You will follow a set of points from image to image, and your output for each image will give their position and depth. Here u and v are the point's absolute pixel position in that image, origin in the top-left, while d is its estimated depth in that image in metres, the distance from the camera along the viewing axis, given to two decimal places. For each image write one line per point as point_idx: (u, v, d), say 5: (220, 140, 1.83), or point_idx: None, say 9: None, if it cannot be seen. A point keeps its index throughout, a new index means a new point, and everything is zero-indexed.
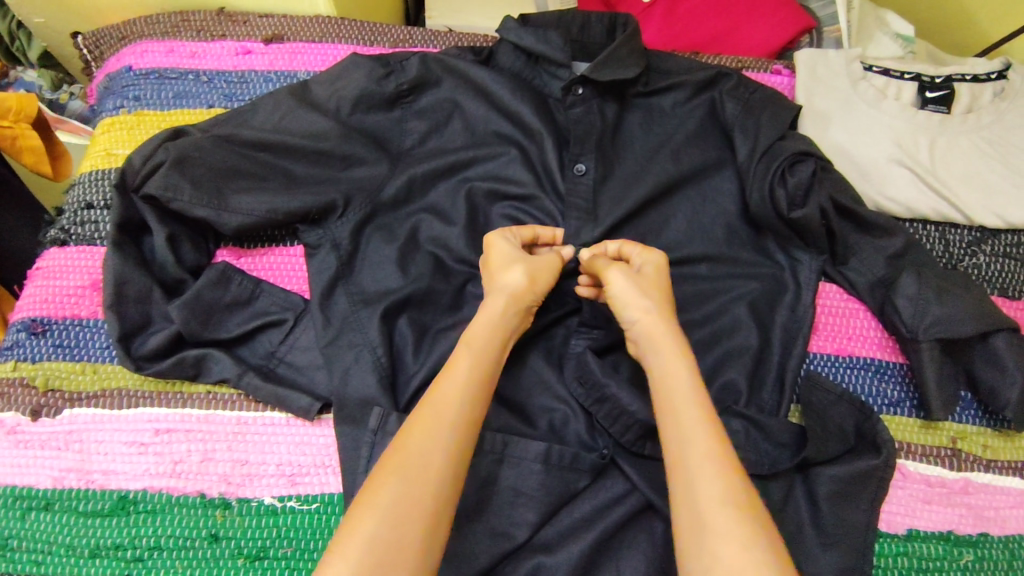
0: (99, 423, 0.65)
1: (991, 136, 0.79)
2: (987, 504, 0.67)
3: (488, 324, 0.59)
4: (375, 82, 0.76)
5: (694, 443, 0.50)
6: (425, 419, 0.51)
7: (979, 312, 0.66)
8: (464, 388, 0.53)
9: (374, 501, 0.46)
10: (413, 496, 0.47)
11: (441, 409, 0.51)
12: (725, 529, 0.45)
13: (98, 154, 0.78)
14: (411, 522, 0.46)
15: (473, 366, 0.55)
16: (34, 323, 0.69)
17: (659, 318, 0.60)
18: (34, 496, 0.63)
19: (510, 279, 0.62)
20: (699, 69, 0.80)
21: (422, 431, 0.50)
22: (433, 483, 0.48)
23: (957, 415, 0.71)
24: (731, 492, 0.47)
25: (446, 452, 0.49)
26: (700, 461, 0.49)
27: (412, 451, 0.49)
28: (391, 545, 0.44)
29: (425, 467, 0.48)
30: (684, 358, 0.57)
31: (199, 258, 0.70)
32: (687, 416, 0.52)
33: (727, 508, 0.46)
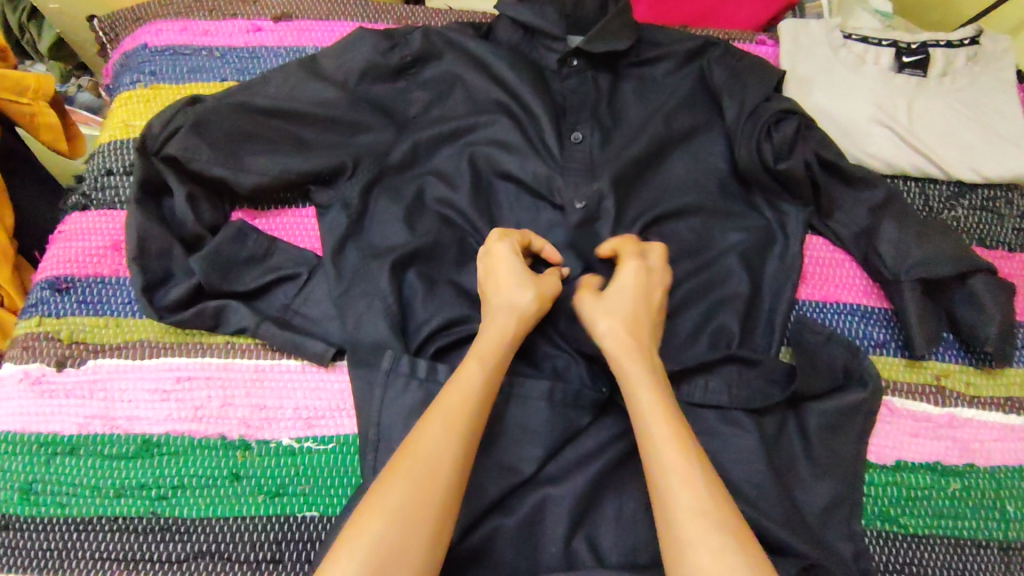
0: (122, 372, 0.68)
1: (966, 97, 0.84)
2: (973, 437, 0.71)
3: (495, 339, 0.61)
4: (380, 55, 0.79)
5: (665, 455, 0.53)
6: (432, 427, 0.53)
7: (957, 254, 0.70)
8: (470, 397, 0.56)
9: (380, 506, 0.48)
10: (418, 502, 0.49)
11: (448, 417, 0.54)
12: (700, 539, 0.47)
13: (116, 126, 0.81)
14: (415, 526, 0.48)
15: (482, 376, 0.58)
16: (58, 280, 0.72)
17: (620, 334, 0.62)
18: (59, 442, 0.65)
19: (519, 298, 0.64)
20: (687, 40, 0.85)
21: (429, 438, 0.52)
22: (438, 488, 0.50)
23: (940, 354, 0.75)
24: (701, 502, 0.50)
25: (451, 460, 0.52)
26: (673, 473, 0.51)
27: (418, 458, 0.51)
28: (394, 549, 0.47)
29: (429, 473, 0.51)
30: (652, 375, 0.59)
31: (216, 218, 0.73)
32: (657, 430, 0.54)
33: (704, 516, 0.49)
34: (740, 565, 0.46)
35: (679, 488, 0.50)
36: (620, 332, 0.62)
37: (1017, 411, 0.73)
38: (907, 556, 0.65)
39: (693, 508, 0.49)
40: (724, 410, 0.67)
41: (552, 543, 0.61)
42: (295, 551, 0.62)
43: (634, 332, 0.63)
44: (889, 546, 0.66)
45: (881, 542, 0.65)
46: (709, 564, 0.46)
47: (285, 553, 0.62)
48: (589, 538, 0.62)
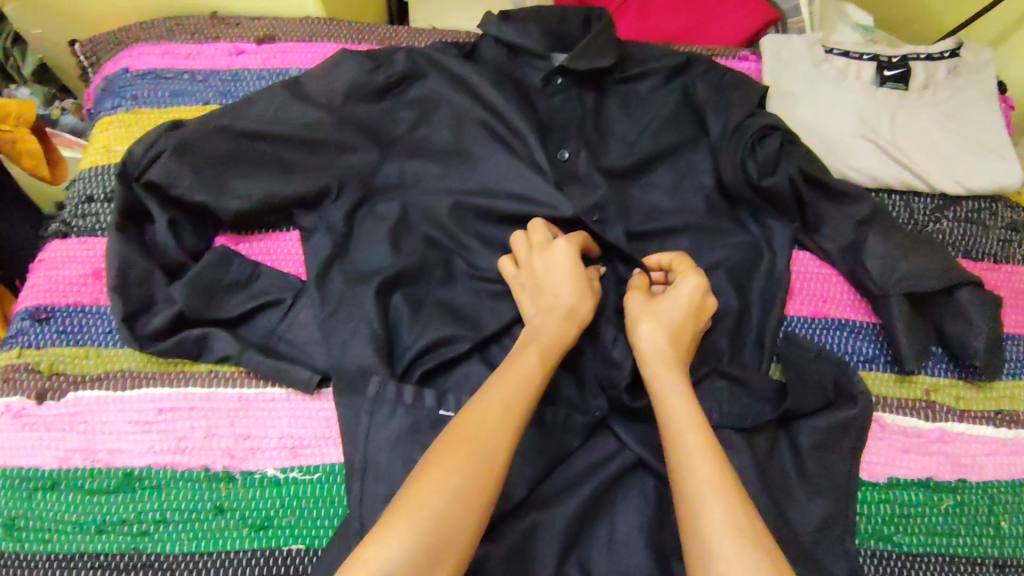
0: (103, 404, 0.67)
1: (948, 110, 0.84)
2: (964, 452, 0.70)
3: (555, 332, 0.63)
4: (365, 73, 0.79)
5: (704, 457, 0.52)
6: (490, 409, 0.53)
7: (943, 268, 0.71)
8: (525, 386, 0.56)
9: (440, 480, 0.48)
10: (478, 478, 0.49)
11: (509, 402, 0.54)
12: (731, 549, 0.46)
13: (97, 151, 0.81)
14: (468, 508, 0.48)
15: (535, 367, 0.58)
16: (38, 310, 0.71)
17: (661, 345, 0.62)
18: (40, 477, 0.64)
19: (580, 299, 0.67)
20: (670, 56, 0.85)
21: (487, 418, 0.52)
22: (491, 471, 0.50)
23: (929, 369, 0.74)
24: (733, 512, 0.49)
25: (506, 446, 0.52)
26: (703, 478, 0.51)
27: (475, 435, 0.51)
28: (451, 523, 0.47)
29: (486, 454, 0.50)
30: (682, 382, 0.59)
31: (199, 243, 0.73)
32: (692, 436, 0.54)
33: (731, 528, 0.48)
34: None
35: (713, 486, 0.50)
36: (661, 344, 0.62)
37: (1008, 424, 0.72)
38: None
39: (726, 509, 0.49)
40: (715, 429, 0.66)
41: (544, 569, 0.61)
42: None
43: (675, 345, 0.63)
44: (883, 566, 0.65)
45: (875, 562, 0.65)
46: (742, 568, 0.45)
47: None
48: (580, 563, 0.62)
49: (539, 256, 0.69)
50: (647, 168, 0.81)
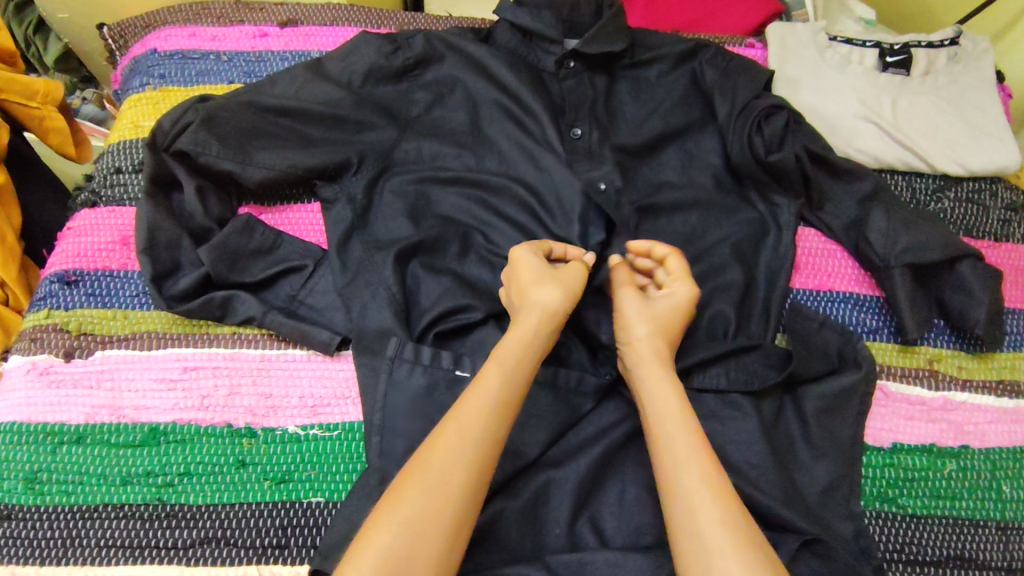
0: (130, 362, 0.69)
1: (948, 95, 0.87)
2: (967, 420, 0.72)
3: (520, 338, 0.60)
4: (383, 57, 0.81)
5: (690, 467, 0.52)
6: (447, 435, 0.52)
7: (945, 241, 0.73)
8: (485, 406, 0.54)
9: (390, 516, 0.48)
10: (430, 509, 0.49)
11: (465, 424, 0.53)
12: (727, 552, 0.47)
13: (125, 126, 0.83)
14: (426, 540, 0.47)
15: (501, 382, 0.56)
16: (67, 274, 0.73)
17: (660, 350, 0.62)
18: (66, 431, 0.66)
19: (544, 294, 0.63)
20: (679, 42, 0.87)
21: (444, 446, 0.52)
22: (452, 500, 0.50)
23: (931, 340, 0.76)
24: (728, 516, 0.49)
25: (467, 471, 0.51)
26: (695, 483, 0.51)
27: (433, 465, 0.51)
28: (407, 557, 0.46)
29: (442, 485, 0.50)
30: (675, 387, 0.59)
31: (224, 212, 0.75)
32: (682, 444, 0.54)
33: (727, 530, 0.48)
34: None
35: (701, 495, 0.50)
36: (655, 345, 0.62)
37: (1009, 394, 0.74)
38: (907, 536, 0.66)
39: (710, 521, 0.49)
40: (723, 393, 0.69)
41: (556, 525, 0.62)
42: (299, 537, 0.62)
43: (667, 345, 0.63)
44: (889, 527, 0.66)
45: (880, 523, 0.66)
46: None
47: (290, 539, 0.62)
48: (592, 521, 0.63)
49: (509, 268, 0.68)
50: (657, 148, 0.83)
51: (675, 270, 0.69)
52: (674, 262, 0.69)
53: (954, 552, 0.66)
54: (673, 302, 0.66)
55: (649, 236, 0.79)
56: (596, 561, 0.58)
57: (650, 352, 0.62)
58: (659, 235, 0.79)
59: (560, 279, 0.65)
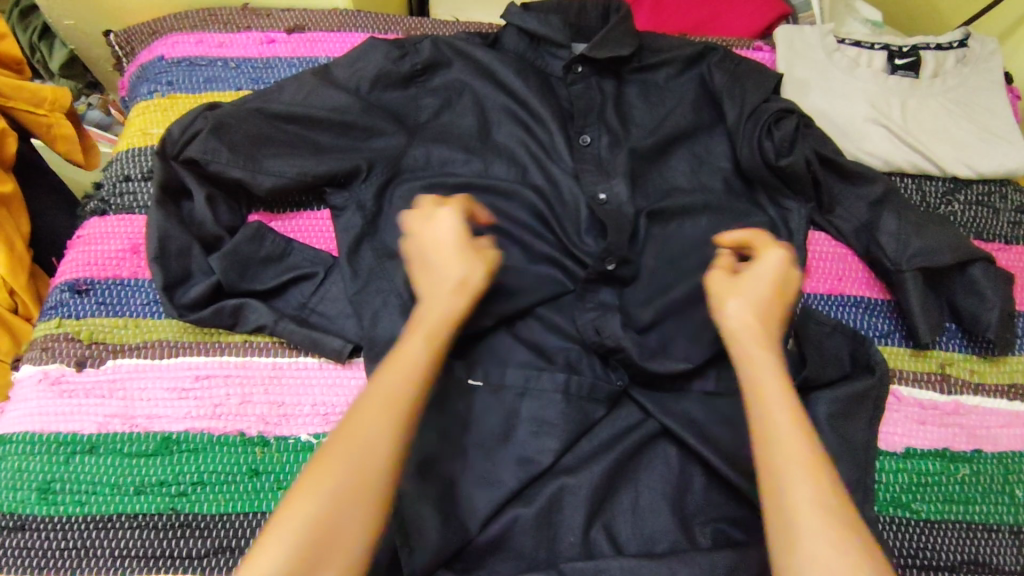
0: (141, 371, 0.69)
1: (957, 97, 0.87)
2: (979, 424, 0.72)
3: (446, 311, 0.59)
4: (391, 62, 0.81)
5: (784, 440, 0.51)
6: (369, 409, 0.51)
7: (955, 244, 0.73)
8: (414, 373, 0.54)
9: (312, 489, 0.48)
10: (352, 484, 0.48)
11: (388, 395, 0.52)
12: (817, 531, 0.46)
13: (134, 134, 0.83)
14: (348, 515, 0.47)
15: (422, 355, 0.56)
16: (78, 283, 0.73)
17: (758, 323, 0.58)
18: (79, 441, 0.66)
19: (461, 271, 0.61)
20: (687, 45, 0.87)
21: (365, 417, 0.51)
22: (373, 475, 0.49)
23: (943, 344, 0.76)
24: (822, 498, 0.48)
25: (389, 444, 0.51)
26: (790, 460, 0.50)
27: (358, 434, 0.50)
28: (330, 532, 0.46)
29: (366, 454, 0.49)
30: (774, 361, 0.56)
31: (234, 219, 0.76)
32: (780, 422, 0.52)
33: (818, 509, 0.47)
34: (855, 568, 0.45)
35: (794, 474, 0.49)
36: (749, 320, 0.58)
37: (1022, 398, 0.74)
38: (920, 541, 0.66)
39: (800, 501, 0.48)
40: (737, 399, 0.68)
41: (571, 532, 0.62)
42: None
43: (762, 314, 0.59)
44: (902, 532, 0.66)
45: (894, 528, 0.66)
46: (821, 558, 0.45)
47: None
48: (606, 527, 0.63)
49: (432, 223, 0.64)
50: (666, 153, 0.83)
51: (760, 243, 0.64)
52: (756, 240, 0.65)
53: (968, 557, 0.66)
54: (766, 275, 0.61)
55: (660, 241, 0.79)
56: (613, 569, 0.58)
57: (744, 328, 0.58)
58: (668, 241, 0.79)
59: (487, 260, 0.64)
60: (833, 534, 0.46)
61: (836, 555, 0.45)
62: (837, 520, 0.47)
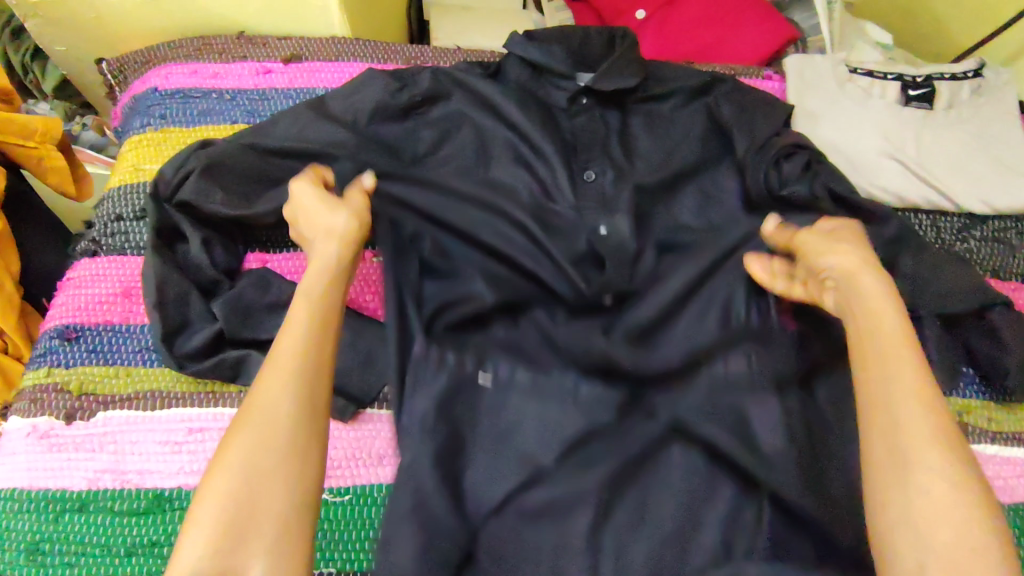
0: (132, 424, 0.67)
1: (973, 129, 0.84)
2: (996, 474, 0.70)
3: (322, 270, 0.58)
4: (388, 95, 0.79)
5: (900, 376, 0.48)
6: (266, 381, 0.48)
7: (973, 287, 0.71)
8: (303, 333, 0.51)
9: (222, 469, 0.45)
10: (259, 456, 0.45)
11: (281, 364, 0.49)
12: (935, 466, 0.43)
13: (126, 170, 0.81)
14: (263, 487, 0.44)
15: (310, 316, 0.53)
16: (67, 329, 0.71)
17: (872, 269, 0.56)
18: (68, 498, 0.64)
19: (333, 220, 0.62)
20: (694, 76, 0.85)
21: (262, 390, 0.48)
22: (279, 441, 0.46)
23: (960, 390, 0.74)
24: (939, 433, 0.45)
25: (291, 405, 0.47)
26: (908, 395, 0.46)
27: (256, 407, 0.47)
28: (245, 508, 0.43)
29: (267, 424, 0.46)
30: (893, 302, 0.53)
31: (231, 261, 0.73)
32: (900, 359, 0.49)
33: (936, 444, 0.44)
34: (976, 511, 0.41)
35: (910, 424, 0.45)
36: (860, 265, 0.56)
37: None
38: None
39: (922, 451, 0.44)
40: None
41: None
42: None
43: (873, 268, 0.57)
44: None
45: None
46: (941, 497, 0.42)
47: None
48: None
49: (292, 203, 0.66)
50: (676, 186, 0.80)
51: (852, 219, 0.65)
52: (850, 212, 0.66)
53: None
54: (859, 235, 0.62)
55: None
56: None
57: (849, 275, 0.56)
58: None
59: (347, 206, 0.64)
60: (953, 472, 0.43)
61: (957, 494, 0.42)
62: (957, 457, 0.44)
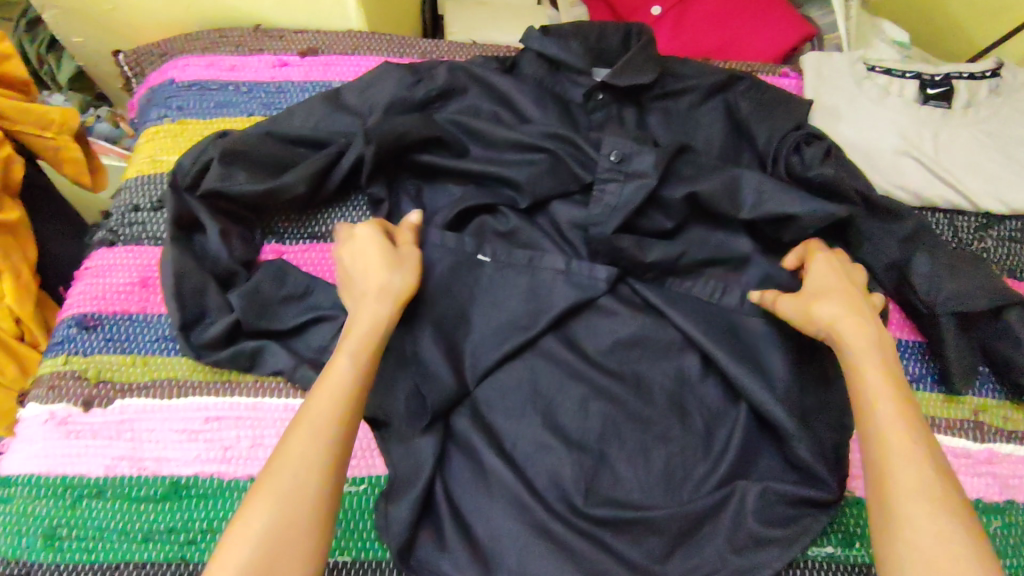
0: (150, 412, 0.67)
1: (991, 129, 0.83)
2: (1013, 474, 0.69)
3: (372, 316, 0.59)
4: (405, 90, 0.80)
5: (895, 433, 0.51)
6: (301, 433, 0.51)
7: (990, 288, 0.70)
8: (343, 391, 0.54)
9: (251, 519, 0.48)
10: (289, 509, 0.48)
11: (316, 418, 0.52)
12: (922, 524, 0.47)
13: (144, 161, 0.82)
14: (294, 539, 0.47)
15: (349, 372, 0.55)
16: (85, 318, 0.71)
17: (863, 324, 0.59)
18: (86, 485, 0.64)
19: (387, 276, 0.62)
20: (712, 73, 0.84)
21: (296, 441, 0.51)
22: (309, 495, 0.49)
23: (976, 389, 0.74)
24: (928, 488, 0.48)
25: (322, 462, 0.50)
26: (900, 453, 0.50)
27: (289, 459, 0.50)
28: (272, 559, 0.46)
29: (300, 478, 0.49)
30: (883, 356, 0.57)
31: (249, 253, 0.74)
32: (888, 417, 0.52)
33: (927, 503, 0.48)
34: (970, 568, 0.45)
35: (901, 471, 0.49)
36: (861, 325, 0.59)
37: None
38: None
39: (917, 508, 0.48)
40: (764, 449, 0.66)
41: None
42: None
43: (861, 316, 0.60)
44: None
45: None
46: (934, 557, 0.45)
47: None
48: None
49: (347, 248, 0.66)
50: None
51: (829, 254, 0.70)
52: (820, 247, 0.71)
53: None
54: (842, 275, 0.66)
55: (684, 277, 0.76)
56: None
57: (849, 327, 0.59)
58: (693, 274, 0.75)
59: (403, 261, 0.64)
60: (945, 528, 0.46)
61: (949, 552, 0.45)
62: (949, 514, 0.47)
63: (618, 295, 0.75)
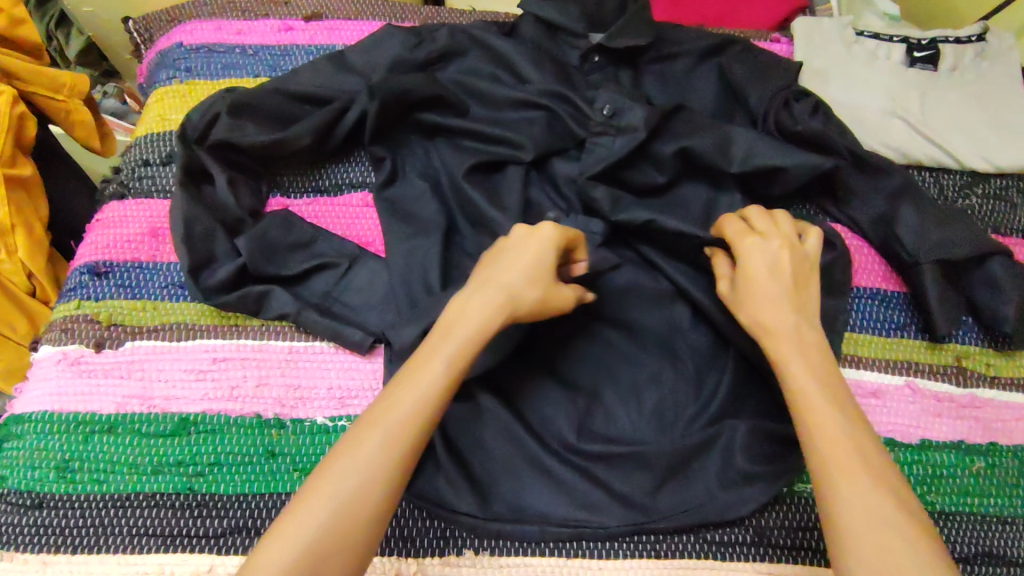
0: (159, 353, 0.69)
1: (976, 91, 0.86)
2: (995, 418, 0.72)
3: (473, 329, 0.54)
4: (407, 50, 0.82)
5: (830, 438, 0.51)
6: (374, 437, 0.49)
7: (975, 237, 0.73)
8: (427, 407, 0.51)
9: (307, 515, 0.45)
10: (346, 515, 0.46)
11: (393, 427, 0.49)
12: (858, 531, 0.47)
13: (153, 119, 0.84)
14: (344, 544, 0.45)
15: (441, 382, 0.52)
16: (96, 265, 0.73)
17: (783, 319, 0.58)
18: (97, 421, 0.66)
19: (527, 294, 0.56)
20: (707, 36, 0.87)
21: (365, 444, 0.48)
22: (369, 502, 0.47)
23: (960, 337, 0.76)
24: (866, 495, 0.48)
25: (386, 475, 0.48)
26: (840, 459, 0.50)
27: (356, 460, 0.48)
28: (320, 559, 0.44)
29: (363, 486, 0.47)
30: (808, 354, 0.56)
31: (255, 203, 0.76)
32: (824, 422, 0.52)
33: (863, 508, 0.48)
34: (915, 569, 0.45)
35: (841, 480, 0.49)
36: (777, 319, 0.58)
37: None
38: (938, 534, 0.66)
39: (855, 515, 0.48)
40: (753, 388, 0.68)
41: None
42: None
43: (776, 309, 0.59)
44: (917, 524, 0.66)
45: None
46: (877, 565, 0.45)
47: None
48: None
49: (525, 237, 0.59)
50: None
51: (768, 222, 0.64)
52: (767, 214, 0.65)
53: (982, 549, 0.66)
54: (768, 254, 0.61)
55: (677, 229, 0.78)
56: None
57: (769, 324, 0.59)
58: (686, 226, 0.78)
59: (550, 289, 0.58)
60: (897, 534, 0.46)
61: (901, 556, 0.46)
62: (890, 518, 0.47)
63: (612, 247, 0.77)
